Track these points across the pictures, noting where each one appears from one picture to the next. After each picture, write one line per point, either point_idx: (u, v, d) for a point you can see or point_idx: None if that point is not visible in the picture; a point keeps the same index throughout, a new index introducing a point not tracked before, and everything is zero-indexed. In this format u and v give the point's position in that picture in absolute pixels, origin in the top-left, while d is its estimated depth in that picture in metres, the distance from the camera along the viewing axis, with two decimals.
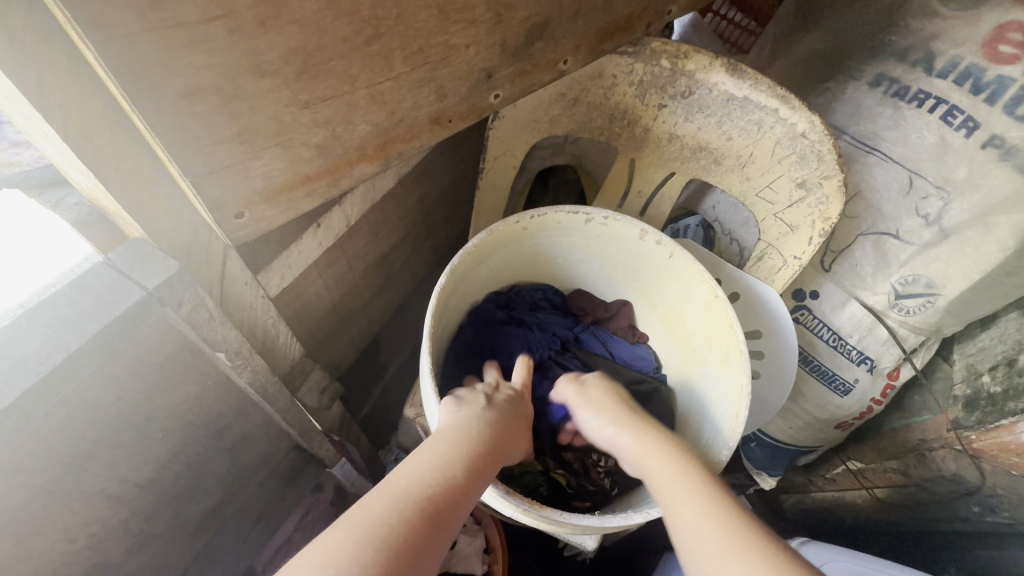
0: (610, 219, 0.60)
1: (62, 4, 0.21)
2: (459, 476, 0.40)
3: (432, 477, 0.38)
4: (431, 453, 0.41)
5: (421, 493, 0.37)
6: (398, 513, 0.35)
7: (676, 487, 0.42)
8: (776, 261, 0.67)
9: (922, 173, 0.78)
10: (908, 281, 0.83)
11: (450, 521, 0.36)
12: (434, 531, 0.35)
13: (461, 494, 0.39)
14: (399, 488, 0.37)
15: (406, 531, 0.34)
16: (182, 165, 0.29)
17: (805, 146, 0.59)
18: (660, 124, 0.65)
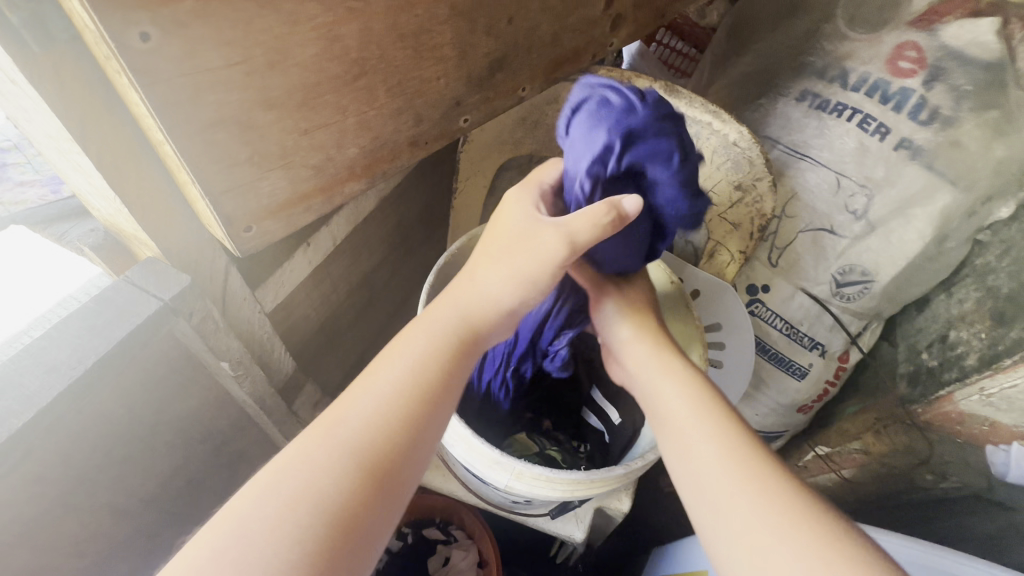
0: None
1: (119, 55, 0.27)
2: (400, 415, 0.38)
3: (374, 427, 0.37)
4: (372, 392, 0.39)
5: (353, 440, 0.36)
6: (327, 464, 0.35)
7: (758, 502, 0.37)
8: (725, 257, 0.75)
9: (846, 174, 0.87)
10: (846, 271, 0.91)
11: (383, 465, 0.36)
12: (365, 482, 0.35)
13: (398, 433, 0.37)
14: (335, 439, 0.36)
15: (337, 489, 0.34)
16: (204, 185, 0.34)
17: (738, 153, 0.68)
18: None
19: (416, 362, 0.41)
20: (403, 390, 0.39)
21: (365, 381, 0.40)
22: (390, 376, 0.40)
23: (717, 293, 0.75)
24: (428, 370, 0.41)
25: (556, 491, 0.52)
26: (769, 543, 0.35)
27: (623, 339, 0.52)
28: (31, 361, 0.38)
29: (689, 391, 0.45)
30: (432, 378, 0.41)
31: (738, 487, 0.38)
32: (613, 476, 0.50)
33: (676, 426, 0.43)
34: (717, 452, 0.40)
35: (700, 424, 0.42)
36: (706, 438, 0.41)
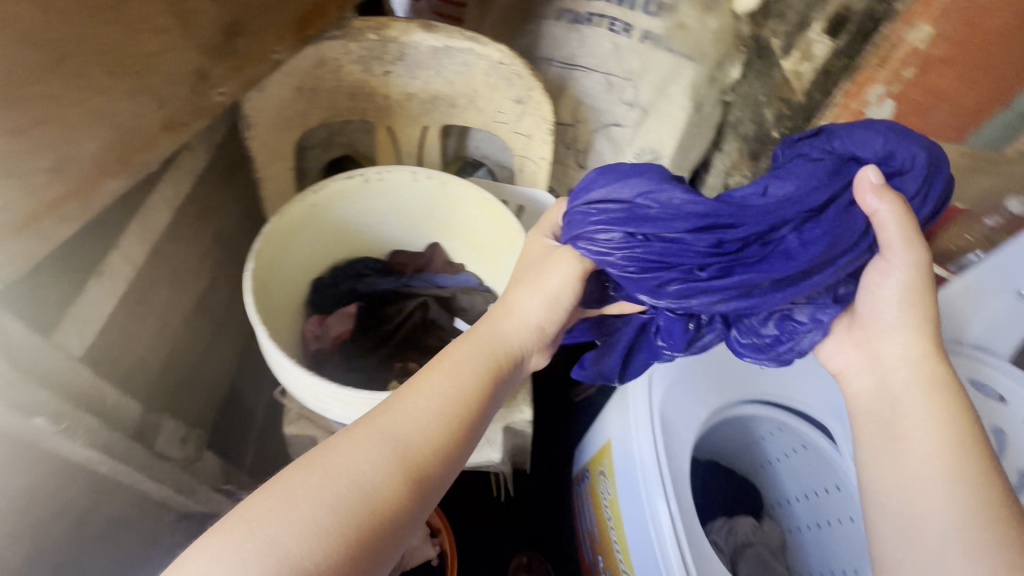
0: (383, 172, 0.71)
1: None
2: (436, 413, 0.49)
3: (429, 426, 0.48)
4: (430, 396, 0.50)
5: (398, 434, 0.47)
6: (368, 445, 0.45)
7: (959, 494, 0.46)
8: (532, 167, 0.85)
9: (613, 73, 1.01)
10: (640, 154, 1.09)
11: (417, 457, 0.46)
12: (396, 469, 0.45)
13: (433, 434, 0.48)
14: (380, 429, 0.47)
15: (392, 471, 0.45)
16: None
17: (506, 69, 0.74)
18: (394, 89, 0.76)
19: (455, 368, 0.53)
20: (450, 403, 0.51)
21: (419, 378, 0.52)
22: (441, 381, 0.51)
23: (534, 204, 0.87)
24: (475, 381, 0.53)
25: None
26: (936, 530, 0.45)
27: (885, 325, 0.54)
28: None
29: (939, 423, 0.50)
30: (467, 385, 0.53)
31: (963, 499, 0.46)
32: None
33: (920, 427, 0.50)
34: (946, 465, 0.48)
35: (937, 432, 0.50)
36: (950, 455, 0.48)
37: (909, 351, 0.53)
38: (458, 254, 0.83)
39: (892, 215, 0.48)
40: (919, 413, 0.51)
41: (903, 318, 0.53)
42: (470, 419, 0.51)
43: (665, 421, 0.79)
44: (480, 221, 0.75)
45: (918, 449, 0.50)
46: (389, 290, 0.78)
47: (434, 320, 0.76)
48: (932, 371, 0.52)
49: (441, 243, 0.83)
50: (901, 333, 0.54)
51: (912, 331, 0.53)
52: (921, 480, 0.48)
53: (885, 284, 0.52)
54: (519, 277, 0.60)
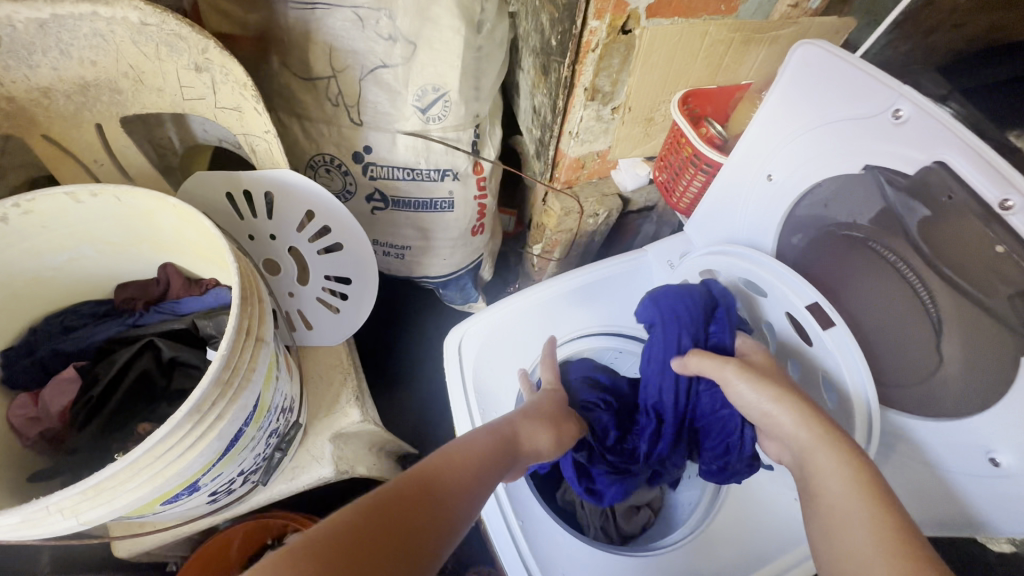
0: (22, 202, 0.53)
1: None
2: (459, 470, 0.55)
3: (459, 489, 0.54)
4: (471, 461, 0.57)
5: (427, 479, 0.52)
6: (404, 486, 0.50)
7: (854, 517, 0.47)
8: (262, 144, 0.69)
9: (357, 4, 0.84)
10: (422, 94, 0.94)
11: (441, 506, 0.51)
12: (426, 509, 0.49)
13: (456, 487, 0.53)
14: (411, 479, 0.52)
15: (430, 517, 0.49)
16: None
17: (158, 32, 0.57)
18: (15, 86, 0.57)
19: (484, 438, 0.61)
20: (481, 480, 0.57)
21: (453, 443, 0.59)
22: (478, 449, 0.59)
23: (280, 184, 0.73)
24: (498, 459, 0.60)
25: (144, 485, 0.46)
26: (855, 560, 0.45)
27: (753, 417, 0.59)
28: None
29: (829, 450, 0.51)
30: (490, 453, 0.59)
31: (852, 511, 0.47)
32: (159, 435, 0.45)
33: (822, 465, 0.51)
34: (842, 492, 0.48)
35: (837, 465, 0.50)
36: (849, 491, 0.48)
37: (793, 423, 0.54)
38: (199, 269, 0.67)
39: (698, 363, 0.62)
40: (826, 462, 0.51)
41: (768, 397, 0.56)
42: (486, 492, 0.57)
43: (479, 385, 0.75)
44: (191, 230, 0.60)
45: (823, 470, 0.50)
46: (115, 336, 0.64)
47: (176, 360, 0.63)
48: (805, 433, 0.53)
49: (172, 262, 0.68)
50: (766, 400, 0.56)
51: (781, 406, 0.55)
52: (829, 505, 0.49)
53: (739, 392, 0.59)
54: (534, 409, 0.68)
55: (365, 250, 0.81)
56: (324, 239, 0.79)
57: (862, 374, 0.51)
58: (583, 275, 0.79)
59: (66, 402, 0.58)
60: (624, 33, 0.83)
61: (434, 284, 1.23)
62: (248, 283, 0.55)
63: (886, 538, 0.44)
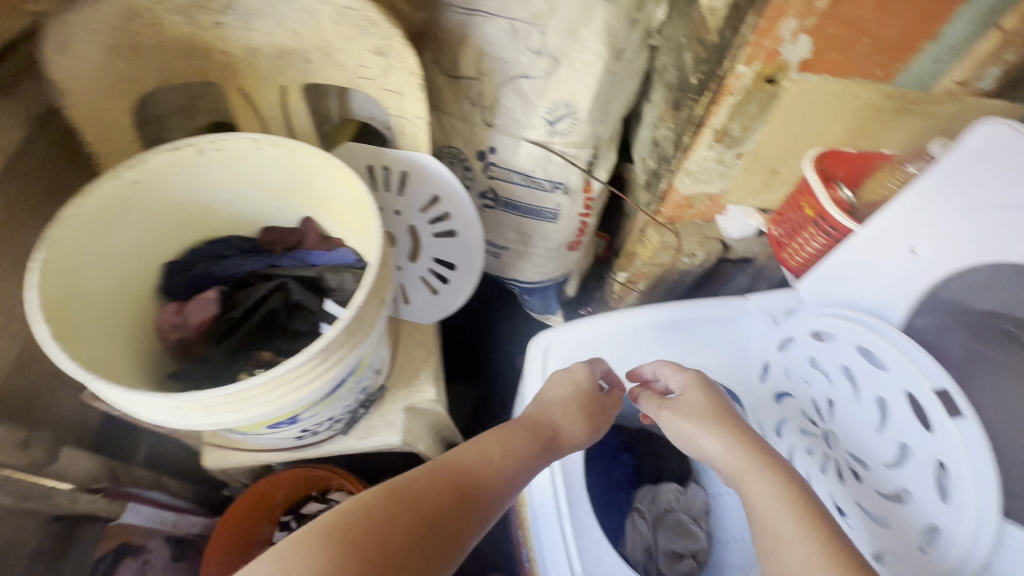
0: (219, 141, 0.61)
1: None
2: (491, 467, 0.60)
3: (486, 477, 0.59)
4: (498, 448, 0.62)
5: (458, 479, 0.57)
6: (437, 483, 0.56)
7: (782, 524, 0.52)
8: (411, 128, 0.76)
9: (516, 17, 0.91)
10: (553, 109, 0.99)
11: (475, 491, 0.57)
12: (455, 510, 0.55)
13: (488, 475, 0.59)
14: (445, 476, 0.57)
15: (457, 502, 0.55)
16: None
17: (356, 17, 0.65)
18: (232, 43, 0.66)
19: (515, 434, 0.65)
20: (510, 468, 0.61)
21: (482, 439, 0.64)
22: (504, 441, 0.63)
23: (417, 167, 0.79)
24: (530, 446, 0.65)
25: (268, 405, 0.52)
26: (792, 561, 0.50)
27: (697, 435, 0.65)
28: None
29: (766, 471, 0.58)
30: (518, 446, 0.64)
31: (798, 534, 0.51)
32: (295, 364, 0.50)
33: (757, 487, 0.57)
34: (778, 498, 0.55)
35: (783, 495, 0.55)
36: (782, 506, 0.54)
37: (726, 449, 0.62)
38: (332, 227, 0.75)
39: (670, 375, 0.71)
40: (765, 483, 0.57)
41: (705, 434, 0.64)
42: (518, 481, 0.62)
43: None
44: (340, 192, 0.67)
45: (760, 488, 0.56)
46: (254, 271, 0.72)
47: (300, 304, 0.69)
48: (739, 457, 0.60)
49: (313, 217, 0.75)
50: (700, 436, 0.64)
51: (712, 433, 0.63)
52: (761, 517, 0.55)
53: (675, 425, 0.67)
54: (554, 390, 0.71)
55: (475, 243, 0.85)
56: (443, 224, 0.84)
57: (987, 481, 0.48)
58: (682, 308, 0.78)
59: (204, 318, 0.67)
60: (768, 83, 0.83)
61: (519, 289, 1.26)
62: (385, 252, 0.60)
63: (830, 553, 0.48)
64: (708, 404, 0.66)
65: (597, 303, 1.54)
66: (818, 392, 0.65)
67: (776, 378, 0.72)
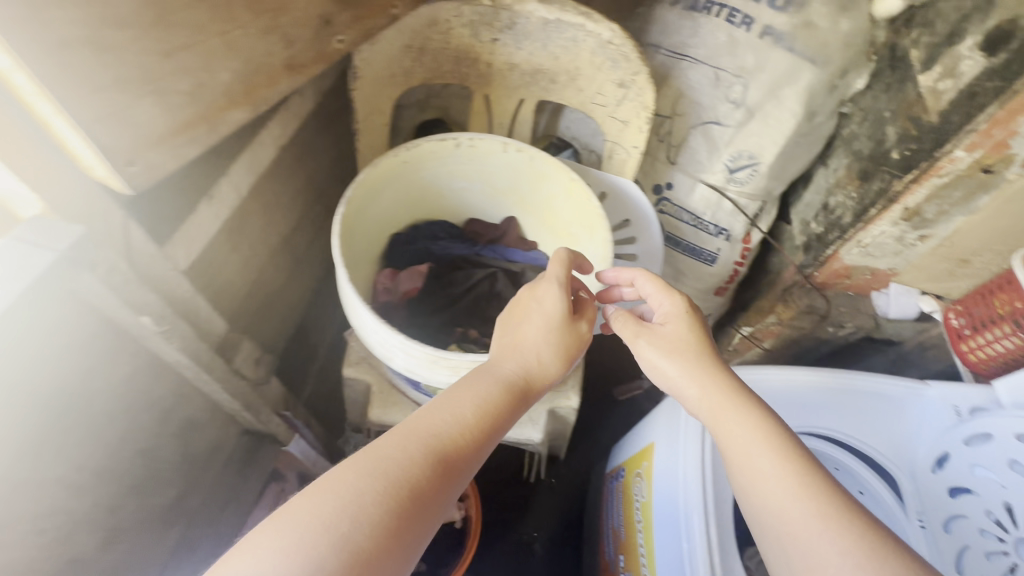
0: (476, 139, 0.70)
1: None
2: (467, 431, 0.50)
3: (451, 433, 0.49)
4: (466, 404, 0.52)
5: (431, 445, 0.48)
6: (408, 459, 0.46)
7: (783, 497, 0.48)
8: (623, 154, 0.82)
9: (723, 67, 0.98)
10: (736, 157, 1.02)
11: (452, 456, 0.48)
12: (437, 481, 0.46)
13: (464, 439, 0.49)
14: (414, 447, 0.47)
15: (428, 473, 0.46)
16: (58, 98, 0.33)
17: (614, 51, 0.72)
18: (498, 57, 0.75)
19: (482, 391, 0.54)
20: (481, 426, 0.51)
21: (447, 397, 0.53)
22: (467, 396, 0.53)
23: (618, 191, 0.85)
24: (502, 399, 0.54)
25: (493, 374, 0.59)
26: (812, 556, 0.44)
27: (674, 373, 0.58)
28: None
29: (759, 437, 0.51)
30: (495, 406, 0.53)
31: (809, 524, 0.45)
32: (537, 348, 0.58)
33: (736, 436, 0.52)
34: (774, 461, 0.49)
35: (777, 463, 0.49)
36: (795, 493, 0.47)
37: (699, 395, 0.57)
38: (533, 231, 0.82)
39: (659, 296, 0.62)
40: (766, 463, 0.49)
41: (683, 369, 0.58)
42: (496, 440, 0.53)
43: None
44: (562, 202, 0.74)
45: (742, 441, 0.52)
46: (463, 256, 0.80)
47: (503, 294, 0.77)
48: (713, 399, 0.55)
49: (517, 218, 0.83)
50: (681, 381, 0.58)
51: (691, 380, 0.57)
52: (758, 479, 0.49)
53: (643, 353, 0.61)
54: (529, 325, 0.60)
55: (649, 275, 0.86)
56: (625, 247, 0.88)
57: None
58: (850, 382, 0.73)
59: (413, 286, 0.74)
60: (985, 172, 0.83)
61: None
62: (609, 267, 0.67)
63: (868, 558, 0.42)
64: (692, 336, 0.59)
65: None
66: (1014, 498, 0.64)
67: (955, 471, 0.70)
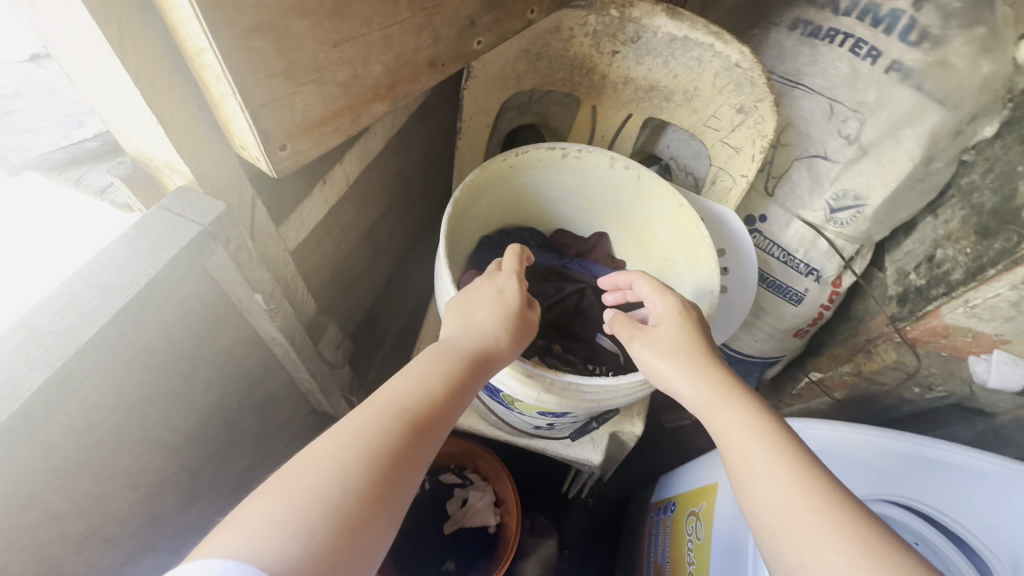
0: (584, 151, 0.68)
1: None
2: (436, 397, 0.46)
3: (420, 402, 0.44)
4: (424, 373, 0.47)
5: (402, 414, 0.43)
6: (380, 428, 0.41)
7: (785, 493, 0.41)
8: (727, 181, 0.78)
9: (839, 100, 0.93)
10: (839, 197, 0.96)
11: (424, 428, 0.43)
12: (412, 451, 0.42)
13: (432, 407, 0.45)
14: (379, 408, 0.43)
15: (404, 443, 0.41)
16: (238, 77, 0.34)
17: (740, 75, 0.69)
18: (615, 70, 0.73)
19: (444, 360, 0.48)
20: (450, 395, 0.46)
21: (406, 368, 0.47)
22: (424, 366, 0.47)
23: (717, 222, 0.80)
24: (464, 369, 0.49)
25: (582, 401, 0.56)
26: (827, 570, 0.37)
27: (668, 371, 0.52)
28: (85, 285, 0.38)
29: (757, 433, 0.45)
30: (460, 374, 0.48)
31: (803, 518, 0.40)
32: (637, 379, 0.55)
33: (732, 425, 0.47)
34: (773, 459, 0.43)
35: (777, 461, 0.43)
36: (800, 494, 0.41)
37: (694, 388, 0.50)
38: (624, 249, 0.80)
39: (653, 297, 0.57)
40: (766, 460, 0.43)
41: (681, 370, 0.51)
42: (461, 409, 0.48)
43: None
44: (662, 225, 0.71)
45: (739, 436, 0.46)
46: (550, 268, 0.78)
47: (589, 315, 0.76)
48: (713, 395, 0.49)
49: (608, 234, 0.81)
50: (674, 379, 0.51)
51: (684, 377, 0.51)
52: (755, 478, 0.43)
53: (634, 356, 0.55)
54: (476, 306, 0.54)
55: (740, 308, 0.82)
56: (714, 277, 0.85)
57: None
58: (917, 445, 0.63)
59: None
60: None
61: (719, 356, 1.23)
62: (709, 302, 0.63)
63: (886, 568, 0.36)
64: (688, 336, 0.53)
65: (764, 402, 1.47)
66: None
67: None
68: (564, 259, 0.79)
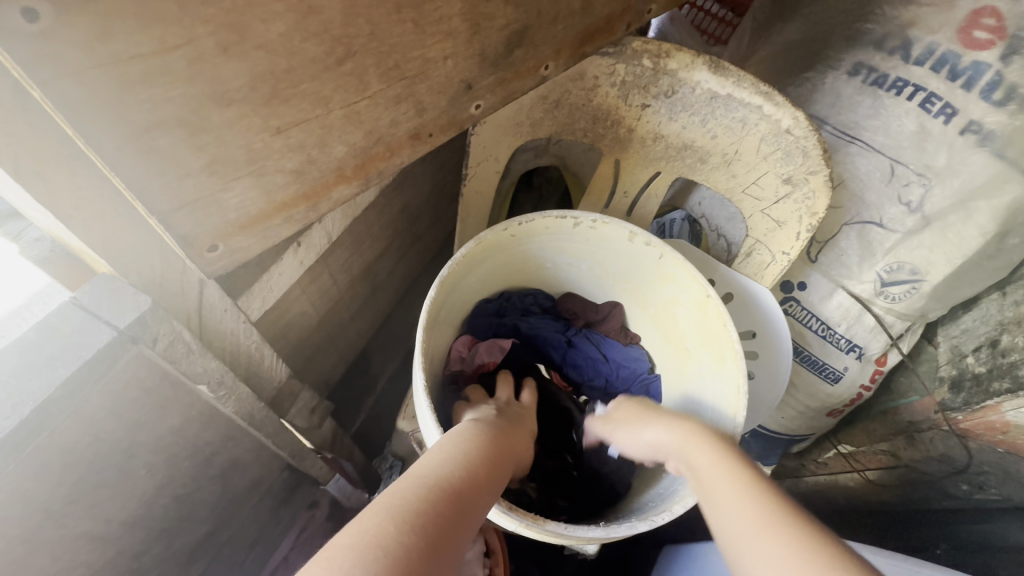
0: (599, 222, 0.59)
1: (48, 94, 0.26)
2: (474, 471, 0.43)
3: (457, 472, 0.42)
4: (451, 446, 0.45)
5: (439, 483, 0.40)
6: (423, 499, 0.37)
7: (721, 493, 0.42)
8: (765, 257, 0.67)
9: (903, 161, 0.80)
10: (893, 269, 0.85)
11: (462, 501, 0.40)
12: (453, 517, 0.38)
13: (469, 482, 0.42)
14: (415, 481, 0.39)
15: (443, 512, 0.37)
16: (121, 172, 0.30)
17: (790, 142, 0.59)
18: (645, 124, 0.64)
19: (468, 438, 0.47)
20: (485, 475, 0.44)
21: (434, 447, 0.45)
22: (450, 442, 0.46)
23: (750, 301, 0.70)
24: (488, 446, 0.47)
25: (569, 540, 0.48)
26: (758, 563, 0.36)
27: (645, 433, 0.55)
28: None
29: (710, 455, 0.47)
30: (487, 451, 0.47)
31: (737, 521, 0.40)
32: (635, 531, 0.48)
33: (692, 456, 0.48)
34: (714, 472, 0.45)
35: (723, 473, 0.44)
36: (736, 497, 0.41)
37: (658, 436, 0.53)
38: (640, 325, 0.70)
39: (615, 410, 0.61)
40: (708, 477, 0.45)
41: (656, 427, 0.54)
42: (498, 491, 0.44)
43: None
44: (685, 312, 0.61)
45: (694, 461, 0.47)
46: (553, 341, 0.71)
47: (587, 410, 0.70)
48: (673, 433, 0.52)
49: (623, 304, 0.71)
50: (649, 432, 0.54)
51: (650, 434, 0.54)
52: (705, 493, 0.44)
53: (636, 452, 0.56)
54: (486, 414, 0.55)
55: (769, 399, 0.73)
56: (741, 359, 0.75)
57: None
58: None
59: (488, 360, 0.66)
60: None
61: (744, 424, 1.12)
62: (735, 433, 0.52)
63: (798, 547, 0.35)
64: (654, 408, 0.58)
65: (784, 467, 1.32)
66: None
67: None
68: (570, 330, 0.72)
